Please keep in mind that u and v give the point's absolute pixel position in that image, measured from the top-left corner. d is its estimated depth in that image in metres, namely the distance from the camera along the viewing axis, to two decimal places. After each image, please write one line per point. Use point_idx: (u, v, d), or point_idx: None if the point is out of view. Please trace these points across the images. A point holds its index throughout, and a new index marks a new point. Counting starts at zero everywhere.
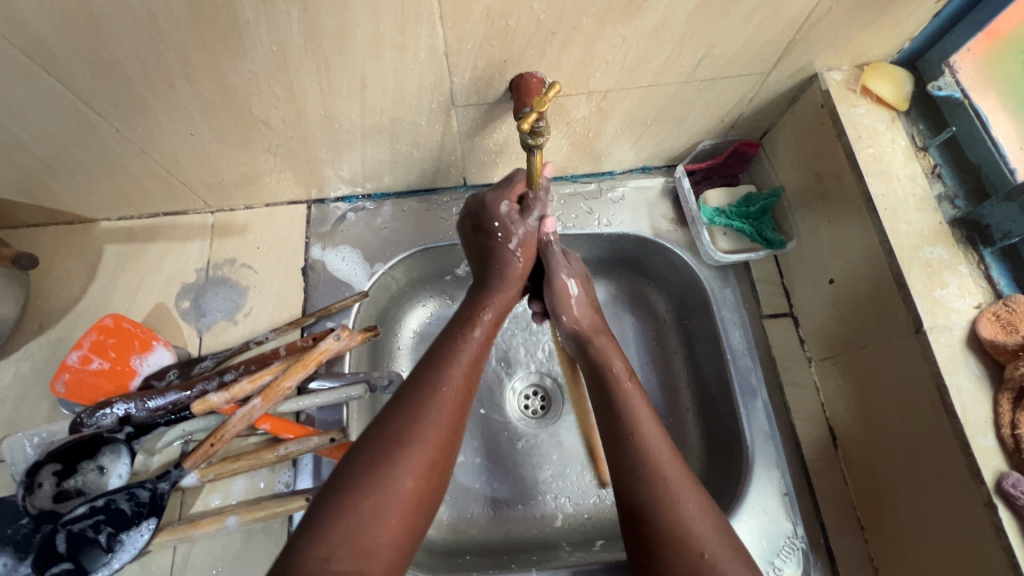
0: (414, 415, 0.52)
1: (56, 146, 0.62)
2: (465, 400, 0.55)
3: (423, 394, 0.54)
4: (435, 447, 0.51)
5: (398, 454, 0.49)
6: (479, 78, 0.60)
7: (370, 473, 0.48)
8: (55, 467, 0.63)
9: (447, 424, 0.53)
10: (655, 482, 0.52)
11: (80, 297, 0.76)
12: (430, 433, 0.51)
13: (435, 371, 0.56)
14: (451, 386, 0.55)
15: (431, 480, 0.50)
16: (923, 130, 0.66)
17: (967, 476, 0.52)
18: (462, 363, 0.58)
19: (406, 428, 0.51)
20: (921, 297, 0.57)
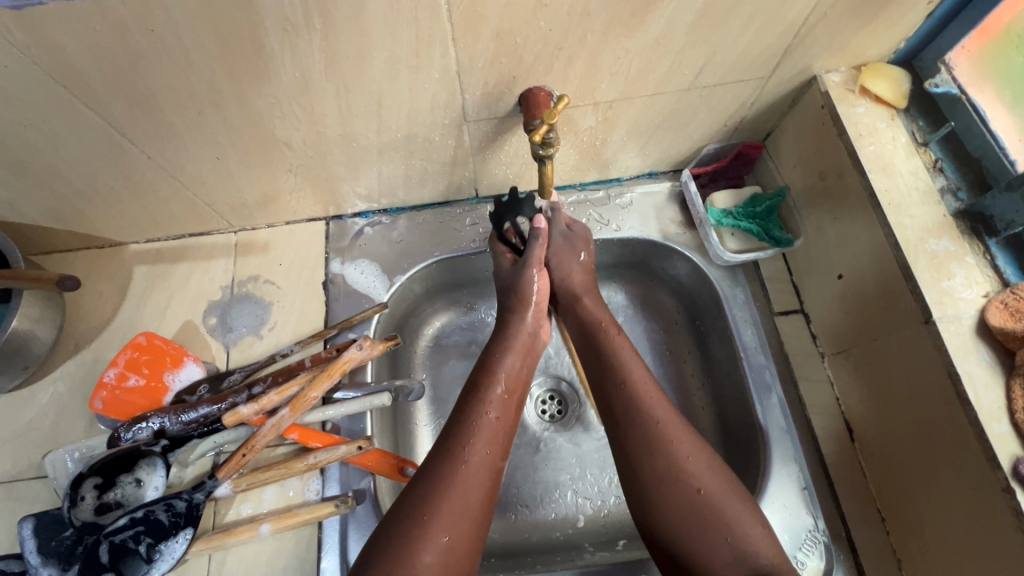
0: (434, 488, 0.55)
1: (92, 173, 0.66)
2: (489, 457, 0.58)
3: (443, 466, 0.56)
4: (460, 520, 0.53)
5: (420, 531, 0.52)
6: (490, 94, 0.63)
7: (401, 539, 0.51)
8: (96, 481, 0.65)
9: (468, 491, 0.55)
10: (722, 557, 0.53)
11: (112, 317, 0.79)
12: (451, 506, 0.54)
13: (458, 441, 0.58)
14: (473, 446, 0.58)
15: (460, 552, 0.53)
16: (923, 126, 0.68)
17: (983, 463, 0.52)
18: (485, 419, 0.60)
19: (431, 492, 0.54)
20: (929, 288, 0.58)
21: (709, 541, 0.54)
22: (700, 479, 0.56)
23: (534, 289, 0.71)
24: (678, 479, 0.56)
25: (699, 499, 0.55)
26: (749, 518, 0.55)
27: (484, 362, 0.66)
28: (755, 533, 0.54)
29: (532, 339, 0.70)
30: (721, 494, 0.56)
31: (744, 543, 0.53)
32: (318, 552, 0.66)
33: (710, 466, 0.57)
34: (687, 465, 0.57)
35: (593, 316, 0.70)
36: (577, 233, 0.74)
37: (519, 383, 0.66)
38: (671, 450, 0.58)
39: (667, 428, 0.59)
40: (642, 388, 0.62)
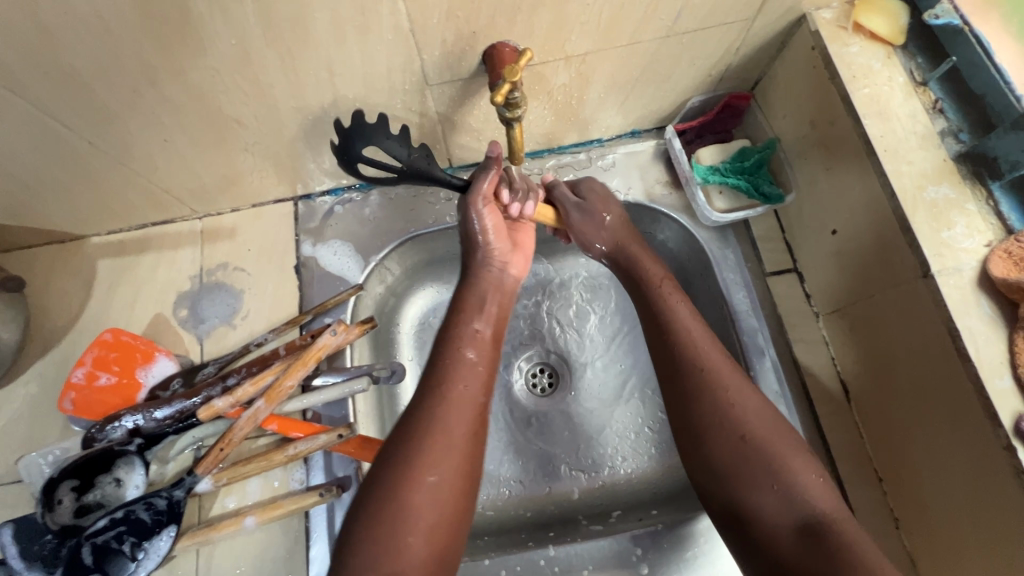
0: (415, 426, 0.53)
1: (33, 165, 0.61)
2: (470, 391, 0.57)
3: (425, 405, 0.55)
4: (447, 456, 0.52)
5: (406, 472, 0.51)
6: (450, 53, 0.58)
7: (388, 480, 0.51)
8: (72, 483, 0.64)
9: (451, 429, 0.54)
10: (772, 505, 0.53)
11: (78, 315, 0.76)
12: (437, 443, 0.52)
13: (438, 379, 0.57)
14: (454, 382, 0.57)
15: (451, 487, 0.52)
16: (921, 64, 0.63)
17: (984, 420, 0.50)
18: (462, 357, 0.59)
19: (414, 431, 0.53)
20: (928, 240, 0.54)
21: (765, 493, 0.53)
22: (746, 424, 0.56)
23: (483, 220, 0.65)
24: (728, 418, 0.56)
25: (754, 441, 0.55)
26: (801, 470, 0.53)
27: (457, 304, 0.65)
28: (807, 488, 0.52)
29: (499, 276, 0.68)
30: (768, 439, 0.55)
31: (794, 494, 0.52)
32: (307, 541, 0.66)
33: (763, 419, 0.56)
34: (733, 410, 0.57)
35: (642, 271, 0.69)
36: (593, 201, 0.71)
37: (496, 325, 0.65)
38: (714, 394, 0.58)
39: (715, 374, 0.59)
40: (690, 341, 0.61)
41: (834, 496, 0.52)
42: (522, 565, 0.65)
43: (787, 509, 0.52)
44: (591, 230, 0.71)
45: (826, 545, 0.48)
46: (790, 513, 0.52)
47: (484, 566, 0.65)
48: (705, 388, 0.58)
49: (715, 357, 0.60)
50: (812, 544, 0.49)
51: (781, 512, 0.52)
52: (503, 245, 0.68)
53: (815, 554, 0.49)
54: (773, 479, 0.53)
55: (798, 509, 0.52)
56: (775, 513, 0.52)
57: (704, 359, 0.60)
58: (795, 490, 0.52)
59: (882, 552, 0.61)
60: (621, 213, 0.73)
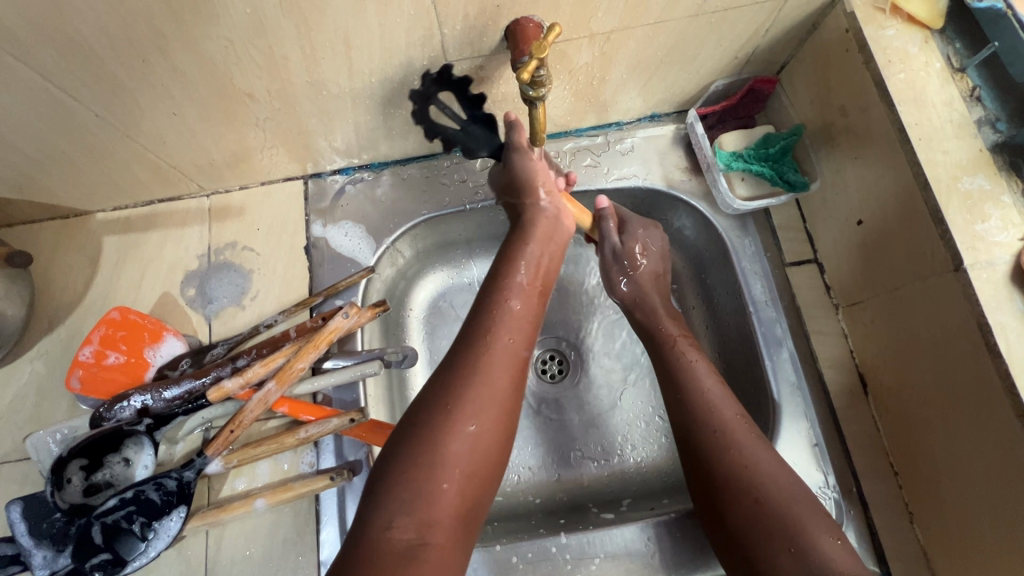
0: (458, 376, 0.53)
1: (38, 137, 0.59)
2: (516, 345, 0.57)
3: (467, 356, 0.55)
4: (488, 406, 0.52)
5: (446, 418, 0.50)
6: (472, 27, 0.56)
7: (426, 428, 0.50)
8: (81, 462, 0.63)
9: (495, 379, 0.54)
10: (786, 568, 0.50)
11: (84, 292, 0.75)
12: (478, 395, 0.52)
13: (482, 330, 0.57)
14: (498, 334, 0.57)
15: (489, 438, 0.51)
16: (959, 49, 0.60)
17: (1011, 417, 0.49)
18: (507, 309, 0.59)
19: (455, 383, 0.53)
20: (960, 232, 0.53)
21: (780, 555, 0.51)
22: (762, 486, 0.54)
23: (534, 164, 0.67)
24: (746, 479, 0.55)
25: (766, 502, 0.53)
26: (817, 531, 0.51)
27: (502, 254, 0.65)
28: (829, 552, 0.50)
29: (556, 224, 0.68)
30: (783, 502, 0.53)
31: (807, 556, 0.50)
32: (317, 524, 0.65)
33: (777, 476, 0.55)
34: (750, 471, 0.55)
35: (660, 327, 0.70)
36: (630, 246, 0.72)
37: (540, 277, 0.64)
38: (731, 454, 0.57)
39: (726, 428, 0.58)
40: (703, 395, 0.61)
41: (854, 560, 0.49)
42: (533, 552, 0.65)
43: (801, 570, 0.49)
44: (613, 271, 0.73)
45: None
46: (806, 574, 0.49)
47: (495, 551, 0.65)
48: (718, 449, 0.57)
49: (731, 420, 0.59)
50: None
51: (797, 575, 0.49)
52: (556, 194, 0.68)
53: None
54: (788, 539, 0.51)
55: (814, 572, 0.49)
56: None
57: (726, 424, 0.59)
58: (809, 551, 0.50)
59: (894, 545, 0.61)
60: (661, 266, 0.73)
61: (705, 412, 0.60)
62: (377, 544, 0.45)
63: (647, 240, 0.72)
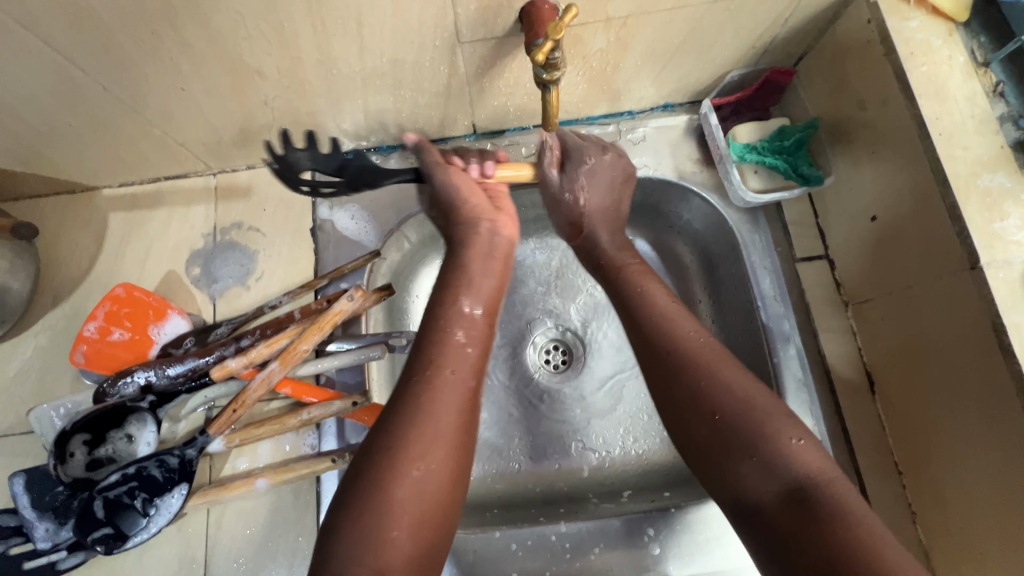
0: (402, 417, 0.51)
1: (45, 109, 0.59)
2: (462, 377, 0.54)
3: (410, 394, 0.52)
4: (434, 446, 0.50)
5: (391, 464, 0.48)
6: (486, 8, 0.55)
7: (372, 473, 0.48)
8: (85, 437, 0.63)
9: (441, 419, 0.51)
10: (752, 475, 0.48)
11: (89, 268, 0.75)
12: (422, 433, 0.50)
13: (424, 364, 0.55)
14: (443, 369, 0.54)
15: (436, 478, 0.49)
16: (984, 43, 0.59)
17: (1023, 419, 0.48)
18: (451, 342, 0.56)
19: (400, 424, 0.50)
20: (977, 230, 0.52)
21: (746, 464, 0.49)
22: (719, 397, 0.52)
23: (454, 185, 0.66)
24: (705, 390, 0.53)
25: (723, 406, 0.51)
26: (780, 432, 0.49)
27: (445, 280, 0.62)
28: (792, 451, 0.48)
29: (490, 240, 0.65)
30: (741, 410, 0.51)
31: (773, 460, 0.48)
32: (317, 505, 0.65)
33: (735, 384, 0.53)
34: (709, 384, 0.53)
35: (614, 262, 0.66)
36: (569, 183, 0.68)
37: (489, 302, 0.62)
38: (687, 371, 0.54)
39: (686, 347, 0.56)
40: (659, 316, 0.59)
41: (821, 456, 0.48)
42: (532, 540, 0.65)
43: (768, 478, 0.48)
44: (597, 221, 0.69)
45: (814, 513, 0.44)
46: (771, 482, 0.47)
47: (494, 538, 0.65)
48: (683, 368, 0.54)
49: (685, 336, 0.57)
50: (798, 513, 0.45)
51: (763, 481, 0.48)
52: (482, 202, 0.67)
53: (800, 525, 0.45)
54: (749, 448, 0.49)
55: (782, 476, 0.47)
56: (757, 484, 0.48)
57: (683, 338, 0.56)
58: (777, 455, 0.48)
59: None
60: (610, 195, 0.70)
61: (669, 341, 0.56)
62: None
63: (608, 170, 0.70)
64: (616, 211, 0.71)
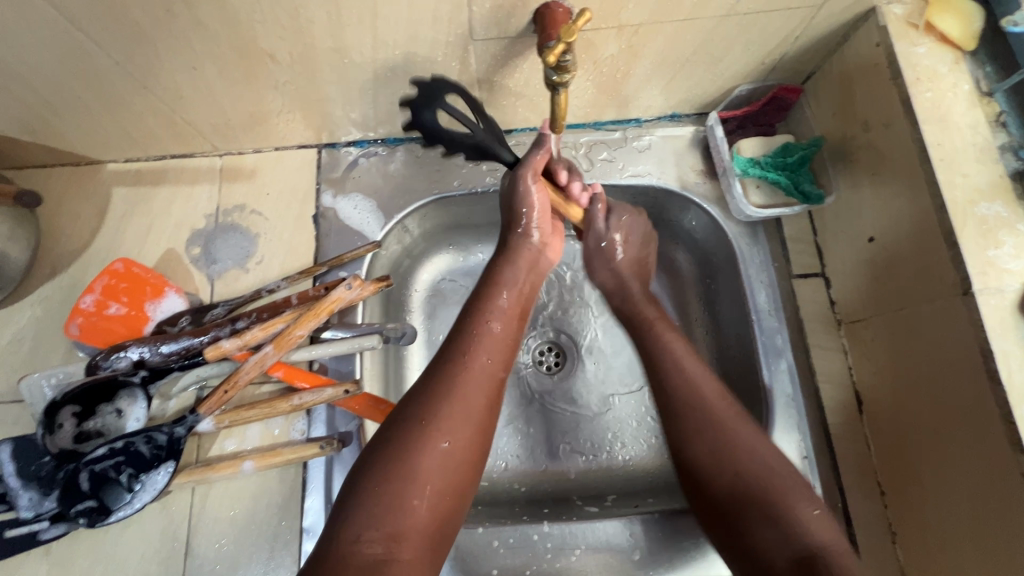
0: (435, 393, 0.54)
1: (55, 79, 0.59)
2: (492, 364, 0.58)
3: (442, 373, 0.55)
4: (462, 424, 0.53)
5: (421, 434, 0.51)
6: (500, 7, 0.55)
7: (402, 441, 0.50)
8: (74, 409, 0.63)
9: (470, 399, 0.54)
10: (768, 539, 0.51)
11: (89, 241, 0.75)
12: (452, 413, 0.53)
13: (459, 347, 0.58)
14: (476, 353, 0.57)
15: (460, 457, 0.52)
16: (990, 73, 0.60)
17: (1006, 445, 0.49)
18: (484, 330, 0.60)
19: (433, 399, 0.53)
20: (972, 257, 0.53)
21: (762, 528, 0.52)
22: (742, 462, 0.55)
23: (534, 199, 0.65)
24: (725, 451, 0.56)
25: (745, 472, 0.55)
26: (798, 502, 0.52)
27: (489, 274, 0.65)
28: (807, 518, 0.51)
29: (538, 259, 0.68)
30: (761, 475, 0.54)
31: (788, 528, 0.51)
32: (302, 491, 0.66)
33: (756, 451, 0.56)
34: (730, 448, 0.56)
35: (639, 312, 0.70)
36: (611, 231, 0.71)
37: (522, 301, 0.65)
38: (711, 433, 0.57)
39: (711, 409, 0.59)
40: (685, 374, 0.61)
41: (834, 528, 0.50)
42: (515, 538, 0.66)
43: (783, 543, 0.50)
44: (599, 264, 0.73)
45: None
46: (787, 546, 0.50)
47: (477, 534, 0.65)
48: (705, 428, 0.58)
49: (711, 395, 0.60)
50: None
51: (777, 544, 0.51)
52: (546, 226, 0.68)
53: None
54: (767, 512, 0.52)
55: (795, 542, 0.50)
56: (773, 546, 0.51)
57: (705, 399, 0.59)
58: (792, 522, 0.51)
59: (875, 564, 0.61)
60: (642, 251, 0.73)
61: (696, 401, 0.59)
62: (345, 556, 0.45)
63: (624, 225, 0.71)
64: (645, 264, 0.74)
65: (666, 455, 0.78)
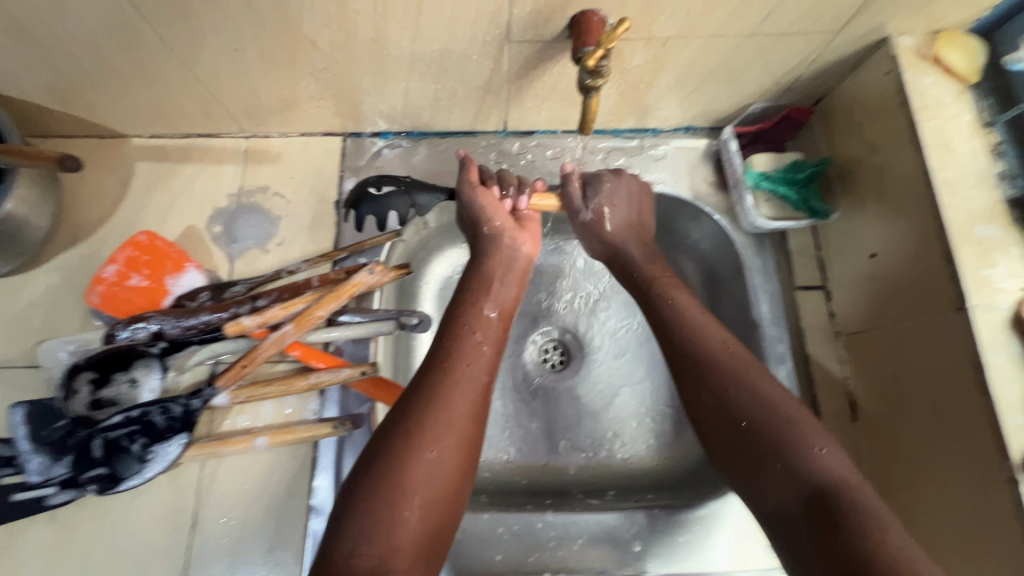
0: (417, 406, 0.54)
1: (97, 51, 0.60)
2: (477, 371, 0.58)
3: (426, 385, 0.55)
4: (447, 433, 0.53)
5: (406, 447, 0.51)
6: (539, 12, 0.57)
7: (387, 457, 0.51)
8: (91, 376, 0.64)
9: (455, 409, 0.54)
10: (777, 478, 0.51)
11: (111, 213, 0.75)
12: (438, 421, 0.53)
13: (442, 358, 0.58)
14: (459, 362, 0.57)
15: (450, 464, 0.52)
16: (991, 105, 0.64)
17: (995, 452, 0.52)
18: (467, 341, 0.60)
19: (416, 412, 0.53)
20: (969, 275, 0.56)
21: (772, 470, 0.52)
22: (748, 407, 0.55)
23: (482, 203, 0.68)
24: (735, 393, 0.56)
25: (754, 412, 0.54)
26: (805, 440, 0.52)
27: (466, 286, 0.66)
28: (818, 457, 0.51)
29: (510, 255, 0.69)
30: (770, 416, 0.54)
31: (799, 468, 0.51)
32: (312, 470, 0.66)
33: (768, 391, 0.55)
34: (735, 392, 0.56)
35: (637, 272, 0.69)
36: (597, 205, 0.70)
37: (506, 309, 0.66)
38: (718, 380, 0.57)
39: (720, 354, 0.58)
40: (692, 325, 0.61)
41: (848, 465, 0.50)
42: (519, 525, 0.67)
43: (793, 485, 0.50)
44: (590, 238, 0.72)
45: (836, 518, 0.47)
46: (795, 487, 0.50)
47: (482, 519, 0.67)
48: (714, 373, 0.57)
49: (722, 341, 0.60)
50: (819, 518, 0.47)
51: (787, 486, 0.51)
52: (507, 222, 0.69)
53: (819, 528, 0.47)
54: (777, 454, 0.52)
55: (805, 482, 0.50)
56: (783, 489, 0.51)
57: (717, 345, 0.59)
58: (805, 459, 0.51)
59: None
60: (632, 213, 0.72)
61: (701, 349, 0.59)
62: (341, 572, 0.45)
63: (619, 190, 0.71)
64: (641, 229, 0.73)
65: (663, 455, 0.81)
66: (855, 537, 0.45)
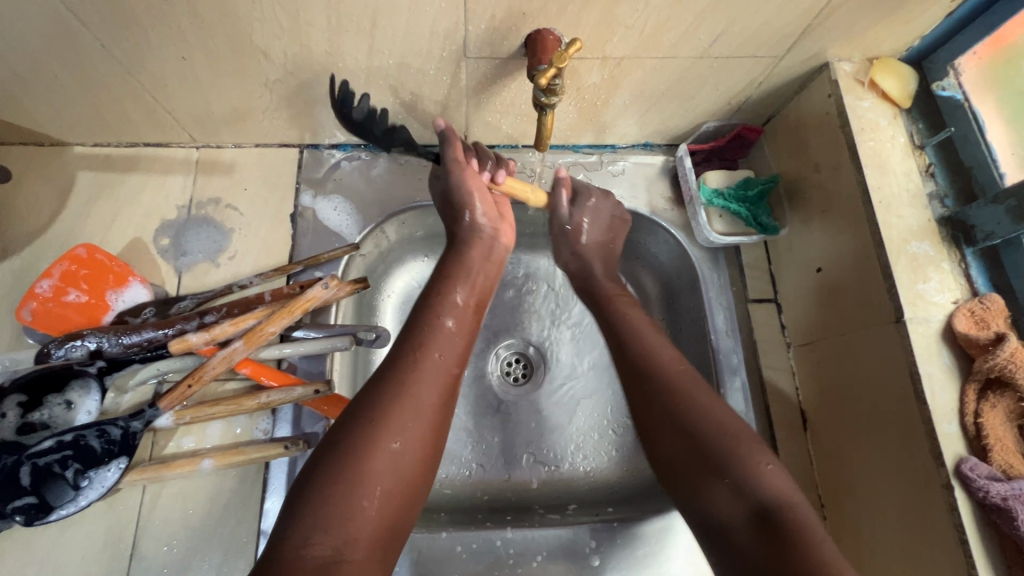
0: (384, 391, 0.53)
1: (32, 57, 0.57)
2: (446, 359, 0.58)
3: (393, 371, 0.55)
4: (413, 423, 0.52)
5: (369, 434, 0.50)
6: (495, 30, 0.58)
7: (349, 444, 0.49)
8: (19, 398, 0.59)
9: (422, 397, 0.54)
10: (721, 498, 0.52)
11: (48, 225, 0.71)
12: (405, 410, 0.52)
13: (415, 343, 0.58)
14: (428, 350, 0.57)
15: (413, 456, 0.51)
16: (921, 129, 0.68)
17: (929, 459, 0.55)
18: (441, 329, 0.60)
19: (384, 398, 0.52)
20: (904, 289, 0.59)
21: (716, 490, 0.53)
22: (698, 425, 0.56)
23: (468, 185, 0.68)
24: (680, 412, 0.57)
25: (706, 433, 0.55)
26: (755, 460, 0.53)
27: (444, 270, 0.66)
28: (764, 475, 0.52)
29: (489, 243, 0.70)
30: (721, 436, 0.55)
31: (746, 487, 0.52)
32: (262, 492, 0.64)
33: (714, 412, 0.57)
34: (684, 410, 0.57)
35: (600, 288, 0.73)
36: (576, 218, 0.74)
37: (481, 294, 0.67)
38: (665, 398, 0.59)
39: (667, 371, 0.61)
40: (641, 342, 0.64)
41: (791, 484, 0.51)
42: (477, 543, 0.66)
43: (738, 501, 0.51)
44: (563, 246, 0.77)
45: (776, 535, 0.48)
46: (741, 505, 0.51)
47: (439, 538, 0.66)
48: (662, 392, 0.59)
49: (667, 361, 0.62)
50: (763, 534, 0.49)
51: (732, 504, 0.52)
52: (491, 211, 0.70)
53: (767, 546, 0.48)
54: (721, 473, 0.53)
55: (751, 500, 0.51)
56: (730, 507, 0.52)
57: (663, 362, 0.61)
58: (748, 478, 0.52)
59: None
60: (608, 235, 0.76)
61: (658, 374, 0.60)
62: (292, 562, 0.43)
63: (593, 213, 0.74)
64: (609, 250, 0.76)
65: (624, 467, 0.81)
66: (795, 552, 0.46)
